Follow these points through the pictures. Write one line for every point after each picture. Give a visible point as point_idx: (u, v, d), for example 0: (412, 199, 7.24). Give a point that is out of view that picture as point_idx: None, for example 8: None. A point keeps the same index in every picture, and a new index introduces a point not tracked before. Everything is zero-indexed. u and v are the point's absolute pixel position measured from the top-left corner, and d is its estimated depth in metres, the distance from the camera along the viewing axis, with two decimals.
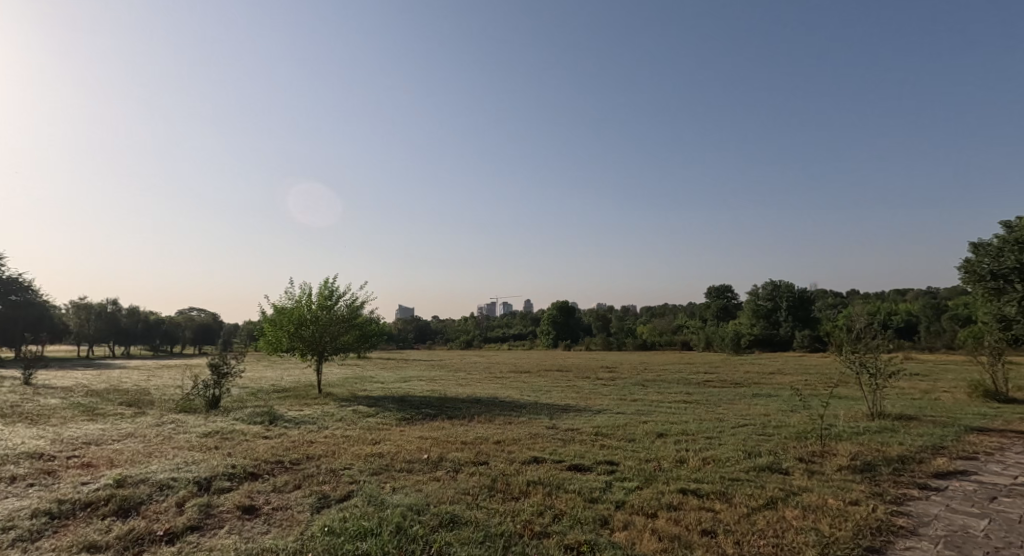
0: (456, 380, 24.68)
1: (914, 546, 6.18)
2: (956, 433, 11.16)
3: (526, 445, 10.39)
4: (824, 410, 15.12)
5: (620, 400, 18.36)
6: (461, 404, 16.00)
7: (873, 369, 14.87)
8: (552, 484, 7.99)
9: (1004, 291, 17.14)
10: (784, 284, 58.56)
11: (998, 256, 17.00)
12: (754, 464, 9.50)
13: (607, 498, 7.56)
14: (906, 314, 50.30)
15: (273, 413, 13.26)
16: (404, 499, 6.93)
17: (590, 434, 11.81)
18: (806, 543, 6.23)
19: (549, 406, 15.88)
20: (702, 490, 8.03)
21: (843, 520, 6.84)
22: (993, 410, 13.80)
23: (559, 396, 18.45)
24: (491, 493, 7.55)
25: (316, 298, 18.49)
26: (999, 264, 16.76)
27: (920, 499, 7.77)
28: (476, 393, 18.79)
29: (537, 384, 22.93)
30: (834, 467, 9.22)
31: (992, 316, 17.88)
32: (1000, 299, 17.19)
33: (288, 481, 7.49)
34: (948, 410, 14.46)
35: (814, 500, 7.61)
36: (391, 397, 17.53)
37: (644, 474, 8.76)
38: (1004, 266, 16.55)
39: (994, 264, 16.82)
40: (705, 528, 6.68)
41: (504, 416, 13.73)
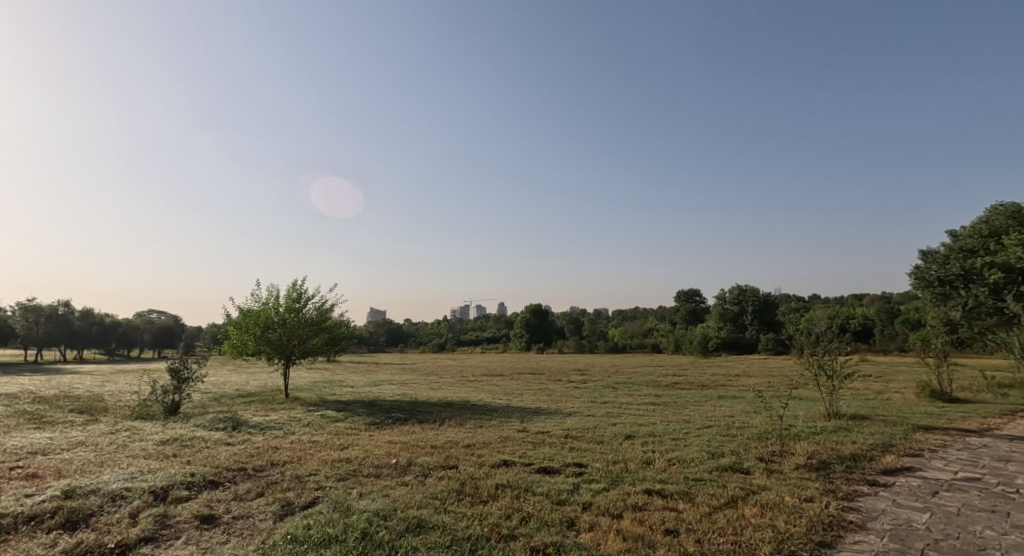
0: (429, 384, 24.56)
1: (861, 540, 6.49)
2: (904, 431, 11.72)
3: (496, 449, 10.43)
4: (785, 410, 15.63)
5: (590, 403, 18.56)
6: (432, 407, 15.95)
7: (830, 371, 15.51)
8: (521, 487, 8.07)
9: (950, 297, 18.23)
10: (749, 288, 60.36)
11: (946, 264, 18.31)
12: (717, 464, 9.76)
13: (575, 499, 7.68)
14: (862, 317, 52.29)
15: (236, 419, 12.96)
16: (371, 504, 6.90)
17: (560, 437, 11.95)
18: (763, 539, 6.46)
19: (519, 409, 15.99)
20: (666, 491, 8.23)
21: (798, 517, 7.13)
22: (938, 409, 14.56)
23: (530, 399, 18.58)
24: (459, 497, 7.57)
25: (284, 300, 18.16)
26: (946, 270, 18.01)
27: (869, 495, 8.15)
28: (447, 397, 18.78)
29: (508, 388, 23.04)
30: (791, 465, 9.56)
31: (940, 321, 18.93)
32: (947, 304, 18.27)
33: (250, 489, 7.36)
34: (898, 410, 15.20)
35: (772, 498, 7.89)
36: (361, 401, 17.35)
37: (611, 476, 8.92)
38: (951, 271, 17.77)
39: (942, 269, 18.08)
40: (668, 527, 6.86)
41: (475, 420, 13.75)
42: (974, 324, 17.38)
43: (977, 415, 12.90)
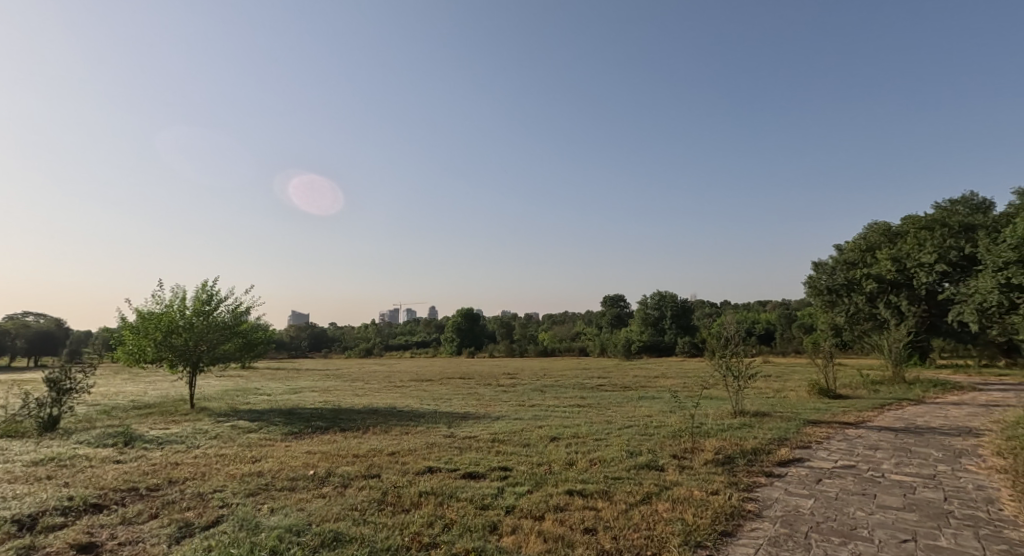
0: (353, 390, 23.77)
1: (757, 527, 7.05)
2: (797, 426, 12.85)
3: (421, 456, 10.31)
4: (696, 410, 16.58)
5: (517, 406, 18.79)
6: (355, 415, 15.48)
7: (736, 372, 16.63)
8: (445, 494, 8.02)
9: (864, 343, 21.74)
10: (669, 295, 63.67)
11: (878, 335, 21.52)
12: (634, 463, 10.19)
13: (498, 504, 7.75)
14: (766, 322, 56.69)
15: (129, 433, 11.91)
16: (282, 520, 6.61)
17: (486, 441, 12.02)
18: (672, 532, 6.84)
19: (447, 414, 15.87)
20: (587, 490, 8.51)
21: (704, 509, 7.62)
22: (826, 405, 16.07)
23: (458, 404, 18.54)
24: (381, 506, 7.43)
25: (191, 302, 16.92)
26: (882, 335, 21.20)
27: (765, 485, 8.87)
28: (372, 403, 18.32)
29: (437, 392, 22.83)
30: (701, 461, 10.19)
31: (835, 345, 22.47)
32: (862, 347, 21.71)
33: (141, 511, 6.81)
34: (793, 406, 16.62)
35: (682, 492, 8.37)
36: (277, 410, 16.54)
37: (535, 478, 9.09)
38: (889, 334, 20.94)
39: (880, 336, 21.14)
40: (587, 526, 7.10)
41: (400, 426, 13.50)
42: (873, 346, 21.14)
43: (854, 408, 14.41)
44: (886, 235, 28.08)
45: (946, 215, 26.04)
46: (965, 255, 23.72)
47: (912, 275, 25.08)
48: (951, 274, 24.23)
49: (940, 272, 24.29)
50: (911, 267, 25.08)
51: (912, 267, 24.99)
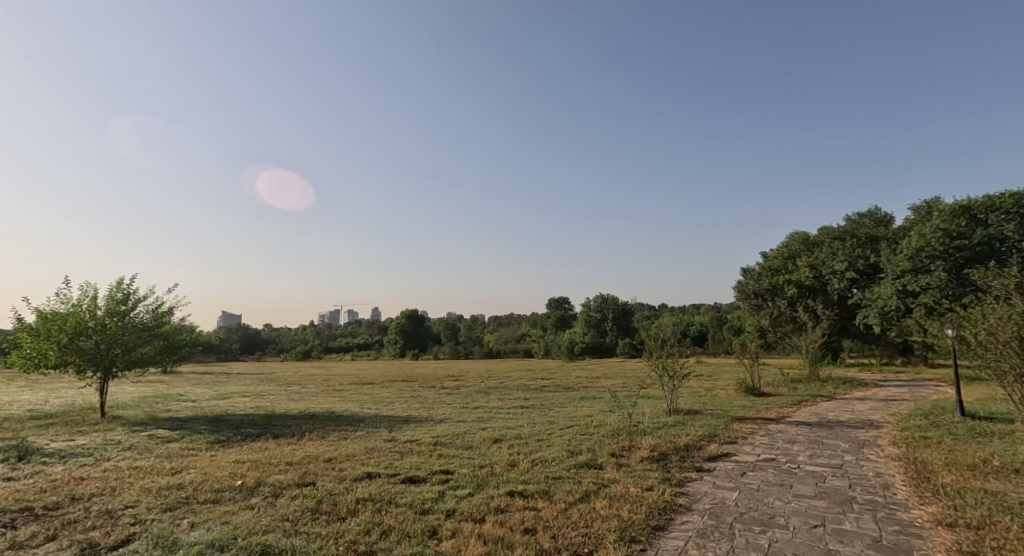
0: (288, 395, 22.81)
1: (687, 520, 7.36)
2: (726, 422, 13.54)
3: (359, 461, 10.07)
4: (634, 409, 17.09)
5: (460, 408, 18.71)
6: (289, 420, 14.89)
7: (671, 372, 17.24)
8: (383, 500, 7.86)
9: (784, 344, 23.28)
10: (611, 298, 65.39)
11: (798, 338, 23.15)
12: (574, 463, 10.37)
13: (439, 508, 7.69)
14: (700, 324, 59.30)
15: (27, 447, 10.90)
16: (204, 535, 6.27)
17: (428, 444, 11.88)
18: (609, 528, 7.02)
19: (388, 418, 15.57)
20: (528, 491, 8.60)
21: (639, 505, 7.87)
22: (752, 402, 17.02)
23: (400, 407, 18.24)
24: (314, 515, 7.19)
25: (104, 302, 15.68)
26: (800, 337, 22.81)
27: (696, 479, 9.29)
28: (308, 408, 17.69)
29: (378, 396, 22.37)
30: (638, 458, 10.52)
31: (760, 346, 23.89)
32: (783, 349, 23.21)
33: (36, 533, 6.26)
34: (723, 404, 17.48)
35: (619, 490, 8.61)
36: (203, 417, 15.65)
37: (476, 481, 9.07)
38: (807, 335, 22.54)
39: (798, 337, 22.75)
40: (527, 527, 7.17)
41: (338, 431, 13.12)
42: (792, 347, 22.71)
43: (777, 405, 15.34)
44: (805, 244, 30.10)
45: (855, 227, 28.34)
46: (870, 263, 26.23)
47: (827, 281, 27.20)
48: (859, 281, 26.51)
49: (851, 279, 26.53)
50: (825, 274, 27.18)
51: (827, 274, 27.06)
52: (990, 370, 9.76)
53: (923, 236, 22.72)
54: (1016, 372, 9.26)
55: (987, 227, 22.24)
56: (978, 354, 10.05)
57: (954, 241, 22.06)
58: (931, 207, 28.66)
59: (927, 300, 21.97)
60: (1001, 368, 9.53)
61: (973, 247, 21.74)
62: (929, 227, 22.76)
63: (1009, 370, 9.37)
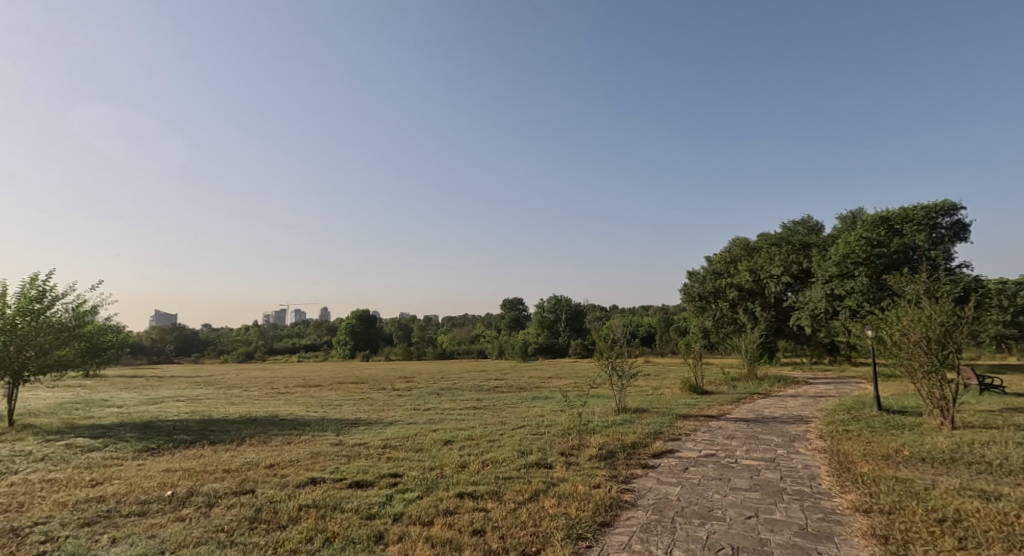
0: (228, 398, 21.84)
1: (632, 516, 7.60)
2: (670, 420, 14.02)
3: (303, 466, 9.80)
4: (584, 409, 17.41)
5: (411, 410, 18.52)
6: (227, 425, 14.29)
7: (619, 372, 17.63)
8: (328, 505, 7.69)
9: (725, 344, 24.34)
10: (564, 299, 66.31)
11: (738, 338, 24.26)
12: (525, 462, 10.49)
13: (386, 512, 7.60)
14: (649, 325, 61.02)
15: None
16: (128, 551, 5.96)
17: (377, 447, 11.70)
18: (557, 527, 7.14)
19: (335, 420, 15.21)
20: (478, 492, 8.62)
21: (587, 502, 8.06)
22: (696, 400, 17.68)
23: (349, 410, 17.86)
24: (253, 525, 6.96)
25: (16, 300, 14.46)
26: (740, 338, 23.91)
27: (641, 476, 9.59)
28: (249, 412, 17.04)
29: (325, 398, 21.81)
30: (586, 456, 10.74)
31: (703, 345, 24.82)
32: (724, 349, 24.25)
33: None
34: (667, 402, 18.06)
35: (567, 488, 8.78)
36: (130, 424, 14.79)
37: (426, 483, 9.02)
38: (746, 336, 23.63)
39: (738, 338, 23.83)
40: (476, 527, 7.21)
41: (281, 436, 12.73)
42: (732, 347, 23.75)
43: (718, 403, 16.02)
44: (746, 249, 31.58)
45: (790, 234, 29.99)
46: (802, 268, 27.84)
47: (764, 285, 28.68)
48: (793, 285, 28.10)
49: (786, 283, 28.08)
50: (763, 278, 28.66)
51: (765, 278, 28.55)
52: (903, 368, 10.55)
53: (848, 244, 24.33)
54: (926, 370, 10.07)
55: (903, 236, 24.05)
56: (892, 352, 10.82)
57: (875, 249, 23.71)
58: (856, 216, 30.67)
59: (851, 303, 23.55)
60: (913, 365, 10.32)
61: (891, 254, 23.45)
62: (853, 236, 24.38)
63: (919, 367, 10.17)
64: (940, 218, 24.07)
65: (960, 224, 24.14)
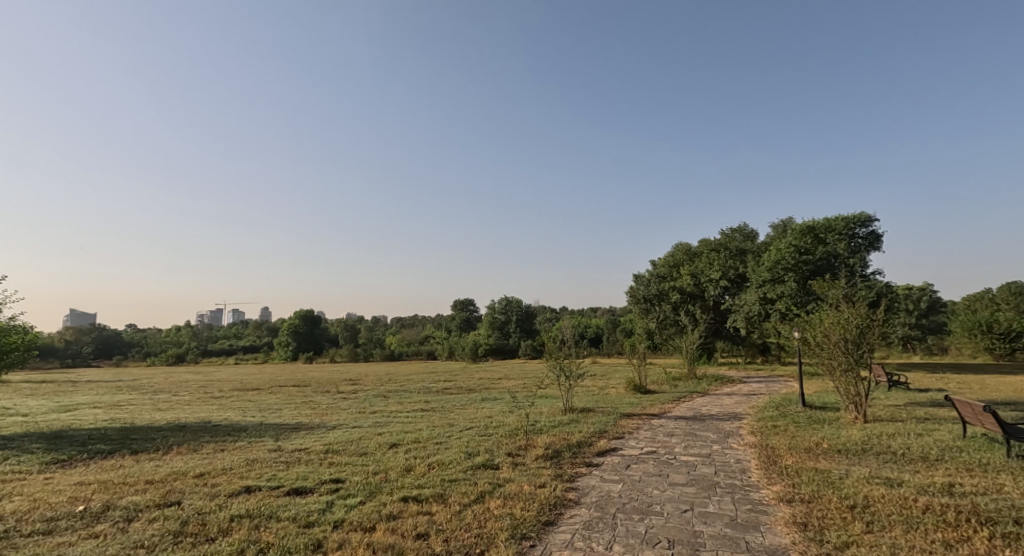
0: (155, 405, 20.55)
1: (576, 514, 7.75)
2: (614, 419, 14.37)
3: (237, 475, 9.39)
4: (532, 409, 17.56)
5: (356, 413, 18.11)
6: (151, 434, 13.48)
7: (567, 372, 17.87)
8: (263, 515, 7.40)
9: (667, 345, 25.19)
10: (515, 301, 66.67)
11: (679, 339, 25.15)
12: (472, 464, 10.48)
13: (326, 519, 7.40)
14: (597, 326, 62.31)
15: None
16: None
17: (319, 452, 11.37)
18: (501, 528, 7.17)
19: (274, 426, 14.65)
20: (422, 496, 8.53)
21: (531, 502, 8.15)
22: (640, 399, 18.19)
23: (289, 414, 17.25)
24: (177, 539, 6.60)
25: None
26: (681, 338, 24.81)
27: (585, 475, 9.79)
28: (178, 418, 16.15)
29: (264, 402, 20.97)
30: (533, 457, 10.84)
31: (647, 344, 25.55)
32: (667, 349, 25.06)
33: None
34: (612, 402, 18.49)
35: (513, 488, 8.84)
36: (41, 434, 13.68)
37: (369, 488, 8.85)
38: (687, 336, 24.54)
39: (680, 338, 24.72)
40: (419, 531, 7.14)
41: (214, 443, 12.15)
42: (674, 348, 24.59)
43: (660, 401, 16.55)
44: (687, 254, 32.84)
45: (728, 240, 31.46)
46: (739, 273, 29.23)
47: (704, 288, 29.94)
48: (730, 288, 29.46)
49: (724, 287, 29.42)
50: (703, 282, 29.90)
51: (704, 282, 29.80)
52: (825, 366, 11.25)
53: (779, 251, 25.75)
54: (843, 368, 10.79)
55: (827, 244, 25.70)
56: (815, 352, 11.53)
57: (802, 256, 25.22)
58: (787, 224, 32.53)
59: (781, 306, 24.88)
60: (832, 364, 11.03)
61: (816, 261, 24.99)
62: (784, 243, 25.85)
63: (838, 365, 10.88)
64: (857, 229, 25.91)
65: (875, 235, 26.03)
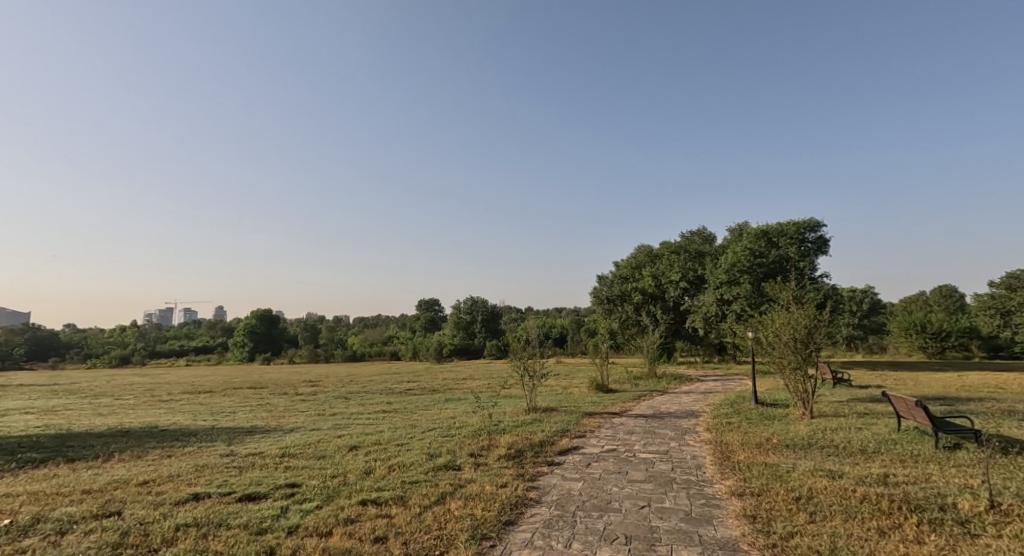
0: (96, 409, 19.51)
1: (536, 513, 7.78)
2: (577, 418, 14.51)
3: (185, 481, 9.03)
4: (495, 409, 17.55)
5: (316, 416, 17.68)
6: (92, 440, 12.79)
7: (531, 372, 17.93)
8: (211, 523, 7.14)
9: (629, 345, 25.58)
10: (481, 301, 66.54)
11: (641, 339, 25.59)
12: (433, 465, 10.38)
13: (280, 525, 7.20)
14: (562, 327, 62.82)
15: None
16: None
17: (274, 456, 11.05)
18: (461, 529, 7.13)
19: (227, 429, 14.15)
20: (381, 498, 8.40)
21: (492, 502, 8.14)
22: (602, 398, 18.42)
23: (244, 417, 16.69)
24: (116, 551, 6.29)
25: None
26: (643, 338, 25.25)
27: (547, 473, 9.84)
28: (123, 423, 15.39)
29: (217, 405, 20.22)
30: (495, 457, 10.83)
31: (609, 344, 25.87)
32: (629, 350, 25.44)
33: None
34: (575, 401, 18.67)
35: (474, 489, 8.81)
36: None
37: (326, 492, 8.65)
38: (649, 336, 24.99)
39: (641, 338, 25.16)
40: (377, 535, 7.02)
41: (161, 448, 11.64)
42: (636, 347, 24.98)
43: (621, 400, 16.79)
44: (649, 256, 33.47)
45: (688, 243, 32.23)
46: (698, 275, 30.01)
47: (665, 289, 30.61)
48: (689, 290, 30.19)
49: (683, 288, 30.12)
50: (664, 283, 30.56)
51: (665, 283, 30.46)
52: (775, 365, 11.65)
53: (735, 253, 26.55)
54: (792, 366, 11.21)
55: (779, 248, 26.71)
56: (767, 351, 11.93)
57: (757, 259, 26.09)
58: (742, 228, 33.58)
59: (737, 307, 25.67)
60: (782, 363, 11.44)
61: (769, 264, 25.89)
62: (739, 246, 26.68)
63: (788, 364, 11.29)
64: (807, 233, 27.00)
65: (823, 239, 27.19)
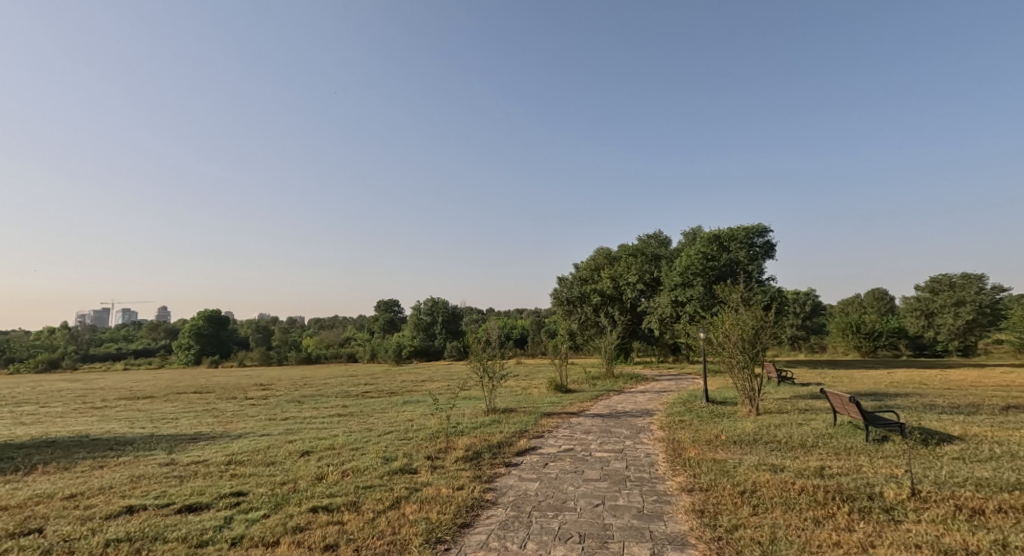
0: (23, 418, 18.19)
1: (492, 514, 7.73)
2: (535, 418, 14.53)
3: (118, 493, 8.51)
4: (453, 411, 17.38)
5: (266, 421, 17.07)
6: (16, 452, 11.91)
7: (491, 373, 17.84)
8: (146, 537, 6.75)
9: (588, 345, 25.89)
10: (441, 302, 65.99)
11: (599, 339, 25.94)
12: (388, 469, 10.16)
13: (223, 536, 6.88)
14: (522, 327, 63.06)
15: None
16: None
17: (219, 464, 10.57)
18: (415, 533, 7.00)
19: (169, 437, 13.46)
20: (333, 505, 8.15)
21: (448, 505, 8.03)
22: (560, 398, 18.53)
23: (188, 424, 15.93)
24: None
25: None
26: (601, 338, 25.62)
27: (504, 474, 9.80)
28: (52, 433, 14.41)
29: (160, 411, 19.23)
30: (452, 459, 10.70)
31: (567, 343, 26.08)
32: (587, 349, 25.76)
33: None
34: (534, 401, 18.71)
35: (430, 492, 8.67)
36: None
37: (274, 500, 8.33)
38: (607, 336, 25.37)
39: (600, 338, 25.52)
40: (328, 543, 6.79)
41: (94, 459, 10.95)
42: (594, 347, 25.27)
43: (579, 400, 16.91)
44: (607, 258, 33.99)
45: (644, 246, 32.95)
46: (654, 277, 30.72)
47: (622, 290, 31.19)
48: (646, 292, 30.86)
49: (640, 290, 30.77)
50: (621, 285, 31.14)
51: (622, 285, 31.04)
52: (725, 364, 11.98)
53: (689, 257, 27.32)
54: (740, 365, 11.56)
55: (729, 252, 27.65)
56: (717, 350, 12.27)
57: (709, 262, 26.94)
58: (696, 232, 34.57)
59: (690, 308, 26.42)
60: (731, 362, 11.78)
61: (721, 267, 26.78)
62: (693, 250, 27.48)
63: (737, 362, 11.64)
64: (755, 238, 28.08)
65: (770, 244, 28.33)
